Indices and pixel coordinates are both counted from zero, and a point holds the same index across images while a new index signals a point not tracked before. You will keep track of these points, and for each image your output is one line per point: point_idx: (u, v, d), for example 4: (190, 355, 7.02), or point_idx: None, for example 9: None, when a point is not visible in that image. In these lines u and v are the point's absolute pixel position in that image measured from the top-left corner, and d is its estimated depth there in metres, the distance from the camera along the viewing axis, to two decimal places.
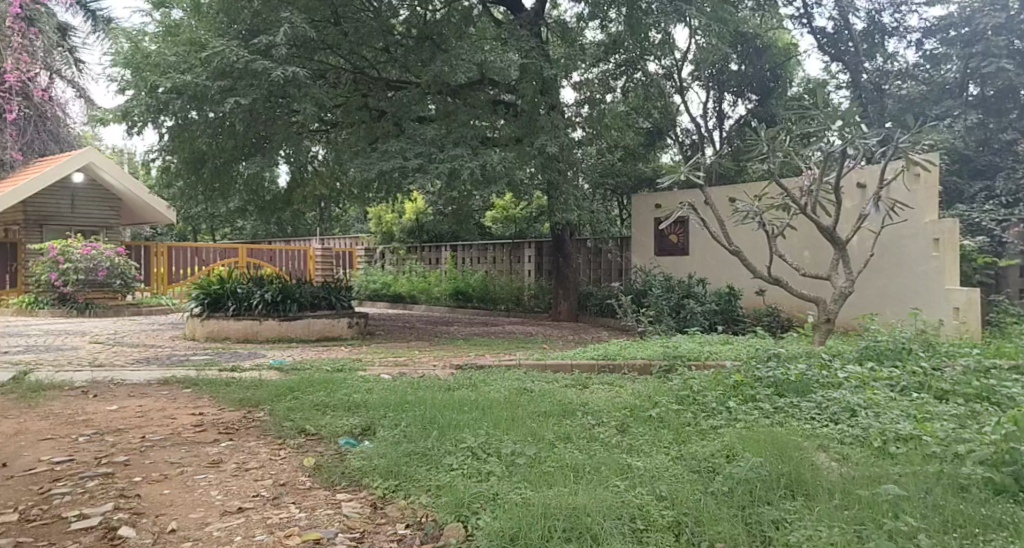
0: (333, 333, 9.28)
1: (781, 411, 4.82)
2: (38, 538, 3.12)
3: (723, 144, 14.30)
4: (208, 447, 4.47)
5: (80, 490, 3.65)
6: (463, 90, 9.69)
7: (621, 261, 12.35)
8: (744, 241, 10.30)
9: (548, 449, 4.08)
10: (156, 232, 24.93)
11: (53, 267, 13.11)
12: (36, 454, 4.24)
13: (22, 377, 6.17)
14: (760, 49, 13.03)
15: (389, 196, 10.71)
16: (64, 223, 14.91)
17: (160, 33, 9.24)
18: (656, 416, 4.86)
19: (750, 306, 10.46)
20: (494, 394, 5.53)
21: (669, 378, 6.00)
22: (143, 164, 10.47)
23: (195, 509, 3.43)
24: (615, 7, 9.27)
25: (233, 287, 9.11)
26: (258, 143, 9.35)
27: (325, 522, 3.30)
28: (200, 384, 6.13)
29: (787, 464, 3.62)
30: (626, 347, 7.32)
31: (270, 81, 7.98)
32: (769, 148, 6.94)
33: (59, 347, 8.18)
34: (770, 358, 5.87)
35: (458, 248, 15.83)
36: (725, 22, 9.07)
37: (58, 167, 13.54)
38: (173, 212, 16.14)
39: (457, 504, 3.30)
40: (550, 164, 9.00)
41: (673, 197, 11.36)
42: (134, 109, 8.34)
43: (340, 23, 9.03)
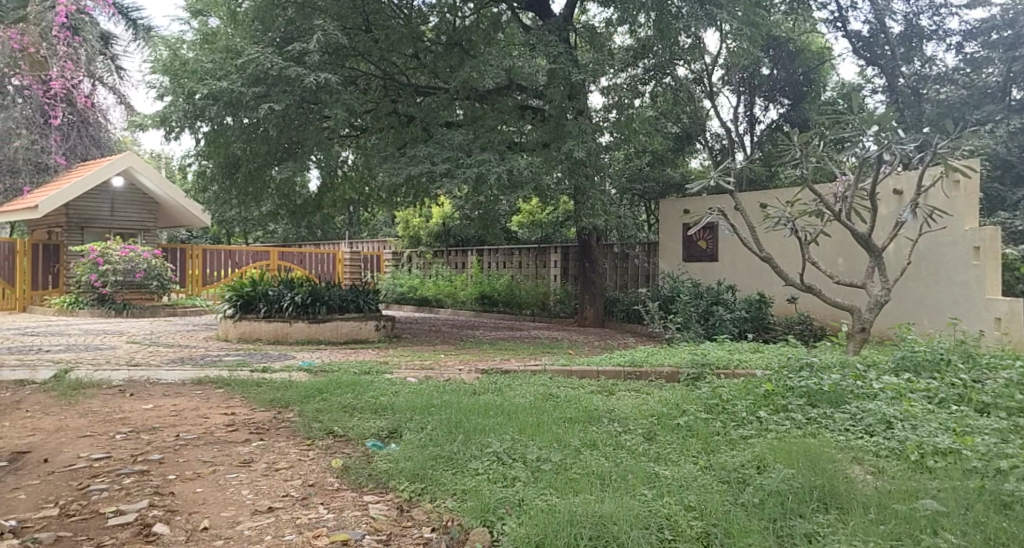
0: (360, 335, 9.37)
1: (813, 421, 4.73)
2: (76, 534, 3.20)
3: (753, 149, 14.12)
4: (238, 446, 4.55)
5: (116, 486, 3.73)
6: (490, 96, 9.81)
7: (648, 267, 12.28)
8: (776, 248, 10.14)
9: (574, 456, 4.07)
10: (191, 235, 25.48)
11: (93, 268, 13.48)
12: (75, 451, 4.36)
13: (62, 376, 6.35)
14: (791, 54, 12.89)
15: (417, 200, 10.81)
16: (104, 225, 15.32)
17: (198, 41, 9.48)
18: (683, 424, 4.81)
19: (782, 314, 10.30)
20: (519, 400, 5.51)
21: (697, 386, 5.93)
22: (180, 168, 10.72)
23: (226, 508, 3.48)
24: (644, 12, 9.02)
25: (264, 289, 9.27)
26: (289, 148, 9.55)
27: (353, 524, 3.33)
28: (232, 384, 6.24)
29: (820, 475, 3.55)
30: (653, 354, 7.26)
31: (304, 87, 8.12)
32: (802, 153, 6.78)
33: (98, 347, 8.41)
34: (802, 368, 5.74)
35: (485, 252, 15.88)
36: (756, 26, 8.97)
37: (100, 170, 13.94)
38: (207, 215, 16.47)
39: (482, 509, 3.30)
40: (577, 169, 8.91)
41: (702, 203, 11.23)
42: (172, 115, 8.54)
43: (371, 30, 9.28)
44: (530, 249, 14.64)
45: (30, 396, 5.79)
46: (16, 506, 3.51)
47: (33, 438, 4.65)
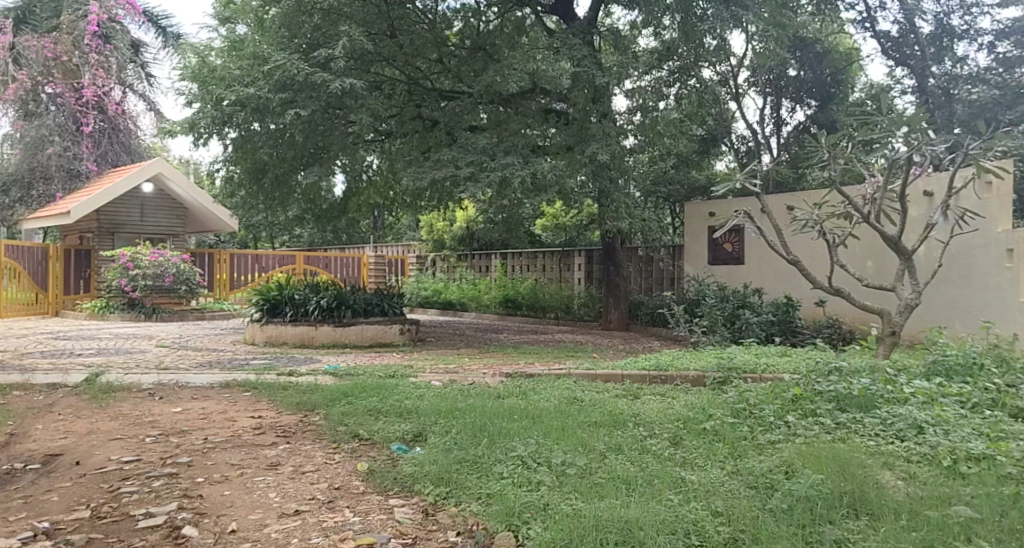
0: (384, 339, 9.42)
1: (843, 427, 4.66)
2: (107, 535, 3.23)
3: (780, 151, 13.99)
4: (266, 449, 4.58)
5: (146, 489, 3.77)
6: (514, 100, 9.86)
7: (673, 270, 12.20)
8: (803, 251, 10.06)
9: (599, 460, 4.04)
10: (219, 240, 25.81)
11: (123, 273, 13.65)
12: (106, 454, 4.42)
13: (94, 379, 6.44)
14: (819, 54, 12.78)
15: (440, 205, 10.85)
16: (134, 231, 15.52)
17: (225, 49, 9.64)
18: (710, 429, 4.77)
19: (810, 318, 10.22)
20: (544, 404, 5.51)
21: (723, 390, 5.88)
22: (208, 174, 10.86)
23: (254, 511, 3.50)
24: (668, 14, 9.20)
25: (291, 293, 9.34)
26: (315, 153, 9.63)
27: (379, 527, 3.34)
28: (259, 389, 6.29)
29: (850, 482, 3.49)
30: (678, 358, 7.21)
31: (329, 92, 8.18)
32: (830, 155, 6.70)
33: (128, 351, 8.53)
34: (830, 373, 5.65)
35: (508, 256, 15.91)
36: (783, 27, 8.91)
37: (130, 177, 14.18)
38: (235, 220, 16.64)
39: (507, 512, 3.29)
40: (601, 172, 8.90)
41: (728, 205, 11.15)
42: (200, 121, 8.66)
43: (396, 35, 9.37)
44: (553, 253, 14.64)
45: (63, 398, 5.89)
46: (49, 508, 3.55)
47: (66, 440, 4.72)
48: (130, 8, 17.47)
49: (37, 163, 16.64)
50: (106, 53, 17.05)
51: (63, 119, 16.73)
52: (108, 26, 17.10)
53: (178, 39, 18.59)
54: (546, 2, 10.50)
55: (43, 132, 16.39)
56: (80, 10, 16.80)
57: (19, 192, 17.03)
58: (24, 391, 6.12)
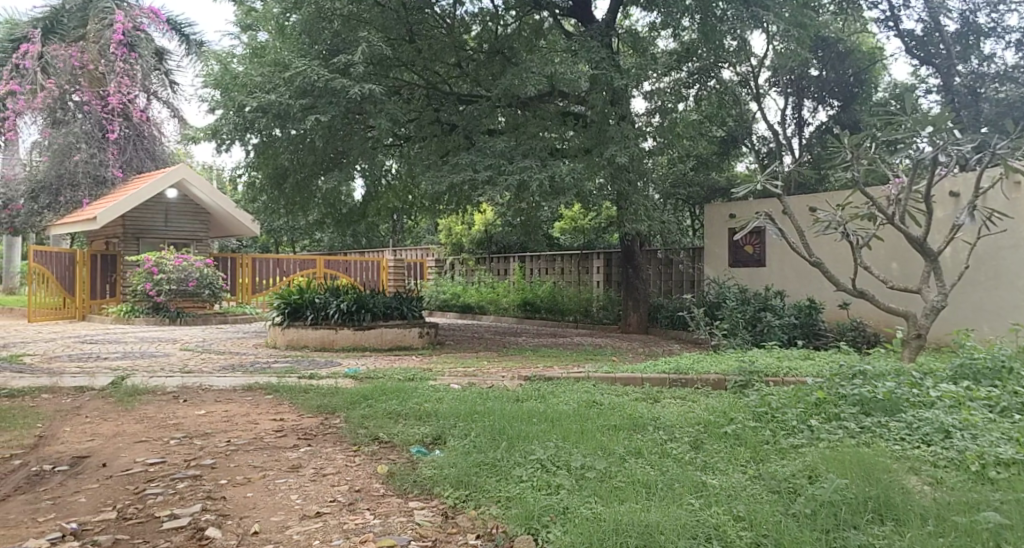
0: (404, 342, 9.47)
1: (868, 430, 4.59)
2: (133, 536, 3.28)
3: (802, 152, 13.85)
4: (288, 452, 4.62)
5: (171, 490, 3.83)
6: (532, 103, 9.86)
7: (693, 272, 12.12)
8: (826, 253, 9.95)
9: (619, 464, 4.02)
10: (241, 244, 26.15)
11: (148, 277, 13.85)
12: (132, 455, 4.49)
13: (120, 382, 6.55)
14: (842, 54, 12.62)
15: (459, 208, 10.89)
16: (158, 236, 15.73)
17: (247, 55, 9.76)
18: (731, 432, 4.73)
19: (833, 320, 10.11)
20: (563, 407, 5.50)
21: (745, 394, 5.82)
22: (230, 179, 10.97)
23: (276, 513, 3.54)
24: (688, 15, 9.16)
25: (312, 297, 9.41)
26: (336, 158, 9.71)
27: (399, 529, 3.35)
28: (281, 391, 6.35)
29: (875, 486, 3.44)
30: (698, 361, 7.15)
31: (349, 98, 8.26)
32: (853, 156, 6.62)
33: (152, 354, 8.65)
34: (855, 376, 5.57)
35: (527, 259, 15.91)
36: (805, 27, 8.82)
37: (155, 184, 14.42)
38: (257, 225, 16.73)
39: (526, 516, 3.28)
40: (620, 175, 8.88)
41: (749, 207, 11.07)
42: (223, 127, 8.76)
43: (415, 41, 9.47)
44: (572, 255, 14.61)
45: (90, 401, 5.99)
46: (77, 509, 3.61)
47: (93, 442, 4.80)
48: (153, 16, 17.78)
49: (65, 171, 16.82)
50: (131, 62, 17.38)
51: (89, 127, 17.00)
52: (133, 34, 17.36)
53: (201, 47, 18.89)
54: (564, 5, 10.54)
55: (70, 139, 16.63)
56: (106, 19, 17.12)
57: (47, 199, 17.16)
58: (52, 394, 6.23)
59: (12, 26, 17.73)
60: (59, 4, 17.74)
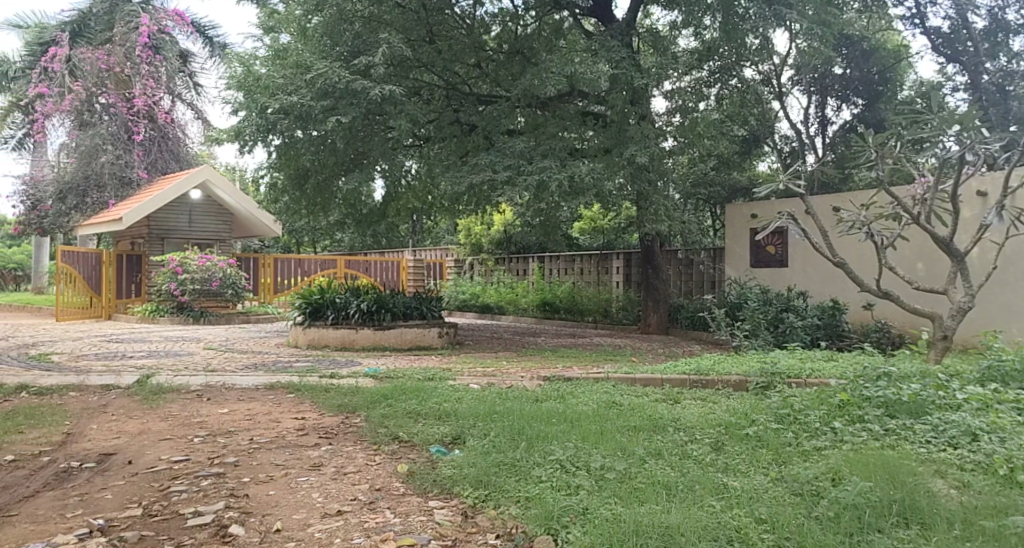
0: (424, 342, 9.51)
1: (892, 433, 4.52)
2: (158, 533, 3.32)
3: (825, 151, 13.69)
4: (310, 450, 4.66)
5: (195, 488, 3.87)
6: (551, 103, 9.88)
7: (714, 273, 12.03)
8: (850, 253, 9.84)
9: (639, 465, 4.01)
10: (263, 245, 26.42)
11: (172, 277, 14.06)
12: (156, 453, 4.55)
13: (145, 381, 6.64)
14: (866, 52, 12.48)
15: (478, 208, 10.92)
16: (182, 236, 15.93)
17: (270, 57, 9.87)
18: (753, 434, 4.68)
19: (857, 321, 9.99)
20: (583, 407, 5.49)
21: (767, 395, 5.77)
22: (253, 180, 11.08)
23: (297, 511, 3.57)
24: (710, 13, 9.17)
25: (332, 297, 9.49)
26: (356, 159, 9.77)
27: (419, 528, 3.36)
28: (302, 390, 6.40)
29: (900, 489, 3.39)
30: (719, 363, 7.08)
31: (369, 99, 8.34)
32: (877, 155, 6.54)
33: (177, 353, 8.77)
34: (880, 377, 5.49)
35: (546, 259, 15.89)
36: (828, 25, 8.75)
37: (179, 185, 14.62)
38: (278, 225, 16.87)
39: (546, 516, 3.28)
40: (640, 175, 8.81)
41: (771, 206, 10.97)
42: (245, 129, 8.85)
43: (435, 41, 9.52)
44: (592, 256, 14.58)
45: (116, 400, 6.07)
46: (103, 505, 3.66)
47: (118, 440, 4.87)
48: (178, 19, 18.16)
49: (91, 172, 17.05)
50: (156, 64, 17.70)
51: (115, 128, 17.25)
52: (158, 37, 17.70)
53: (224, 49, 19.21)
54: (584, 4, 10.52)
55: (97, 140, 16.86)
56: (132, 22, 17.46)
57: (75, 200, 17.23)
58: (79, 392, 6.33)
59: (40, 30, 18.16)
60: (86, 9, 18.14)
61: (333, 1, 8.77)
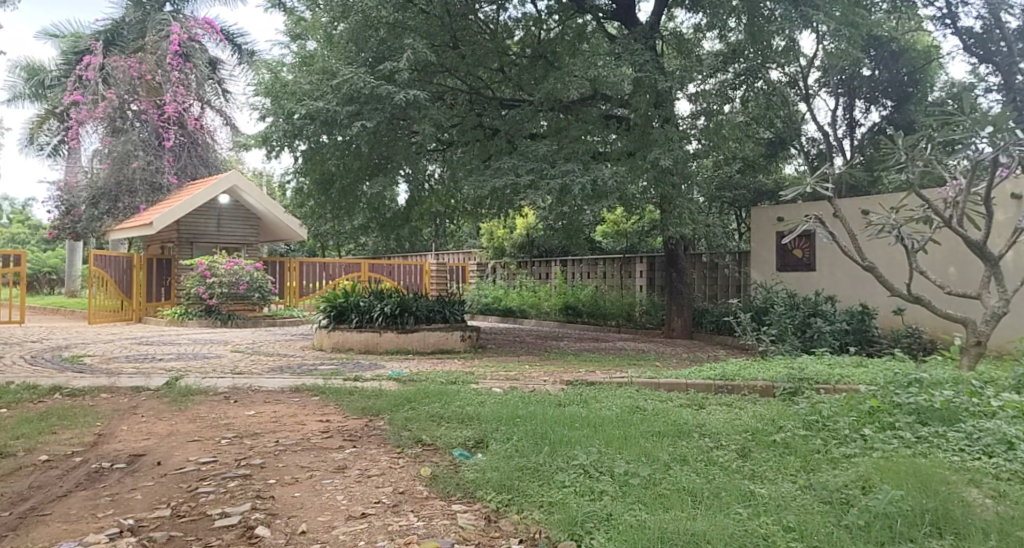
0: (446, 345, 9.54)
1: (924, 441, 4.43)
2: (186, 534, 3.36)
3: (854, 153, 13.52)
4: (334, 453, 4.69)
5: (222, 489, 3.92)
6: (575, 107, 9.90)
7: (739, 277, 11.94)
8: (879, 257, 9.71)
9: (663, 471, 3.98)
10: (290, 249, 26.76)
11: (201, 281, 14.30)
12: (185, 454, 4.62)
13: (174, 382, 6.77)
14: (895, 53, 12.28)
15: (501, 212, 10.95)
16: (211, 241, 16.18)
17: (297, 65, 10.03)
18: (780, 441, 4.62)
19: (887, 326, 9.85)
20: (605, 412, 5.46)
21: (794, 401, 5.69)
22: (279, 186, 11.22)
23: (323, 512, 3.60)
24: (734, 16, 9.06)
25: (356, 300, 9.56)
26: (380, 163, 9.85)
27: (443, 532, 3.35)
28: (327, 393, 6.47)
29: (932, 498, 3.32)
30: (745, 368, 7.00)
31: (394, 104, 8.42)
32: (907, 157, 6.38)
33: (204, 355, 8.90)
34: (910, 384, 5.38)
35: (569, 263, 15.92)
36: (856, 27, 8.67)
37: (207, 190, 14.84)
38: (304, 229, 17.03)
39: (570, 522, 3.26)
40: (663, 178, 8.77)
41: (798, 210, 10.84)
42: (273, 134, 8.99)
43: (458, 46, 9.59)
44: (615, 259, 14.57)
45: (146, 401, 6.18)
46: (132, 506, 3.72)
47: (148, 441, 4.95)
48: (207, 27, 18.48)
49: (123, 178, 17.41)
50: (186, 71, 18.04)
51: (147, 135, 17.61)
52: (188, 45, 18.02)
53: (252, 56, 19.51)
54: (607, 8, 10.47)
55: (128, 146, 17.22)
56: (163, 31, 17.82)
57: (106, 206, 17.59)
58: (111, 394, 6.46)
59: (76, 39, 18.62)
60: (120, 18, 18.57)
61: (358, 8, 8.85)
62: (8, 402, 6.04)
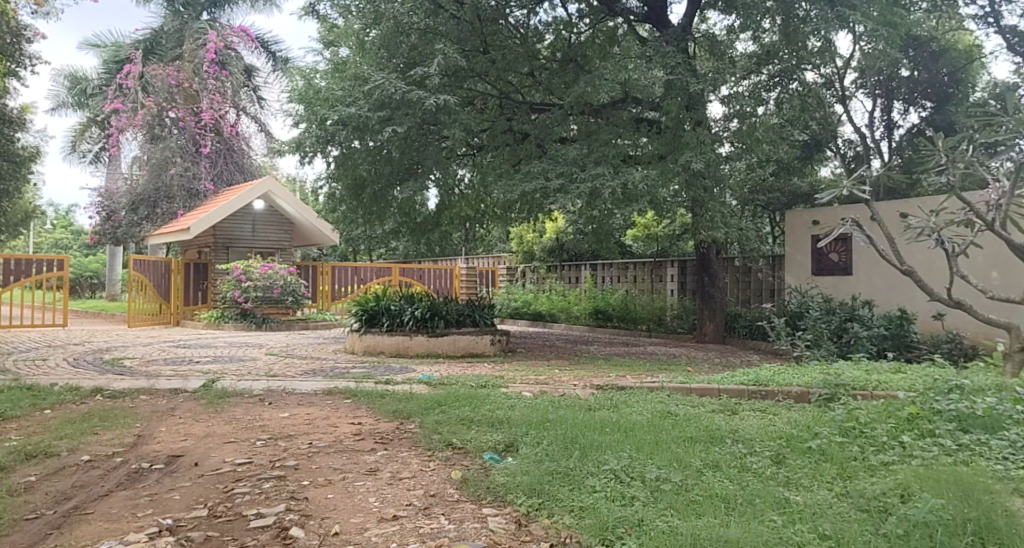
0: (476, 349, 9.58)
1: (966, 449, 4.32)
2: (222, 533, 3.42)
3: (892, 155, 13.26)
4: (366, 455, 4.74)
5: (257, 490, 3.98)
6: (605, 110, 9.87)
7: (774, 281, 11.79)
8: (919, 260, 9.51)
9: (696, 476, 3.94)
10: (322, 253, 27.04)
11: (236, 285, 14.56)
12: (222, 456, 4.69)
13: (210, 385, 6.89)
14: (935, 53, 12.02)
15: (531, 215, 10.96)
16: (246, 245, 16.45)
17: (330, 72, 10.17)
18: (816, 448, 4.53)
19: (926, 332, 9.63)
20: (636, 417, 5.42)
21: (831, 407, 5.58)
22: (312, 192, 11.37)
23: (355, 514, 3.63)
24: (769, 17, 8.95)
25: (387, 304, 9.62)
26: (410, 168, 9.94)
27: (473, 535, 3.35)
28: (359, 396, 6.53)
29: (975, 508, 3.23)
30: (779, 374, 6.90)
31: (424, 109, 8.48)
32: (948, 159, 6.18)
33: (240, 358, 9.05)
34: (951, 390, 5.25)
35: (599, 267, 15.89)
36: (894, 26, 8.52)
37: (242, 196, 15.13)
38: (336, 234, 17.21)
39: (600, 527, 3.24)
40: (695, 181, 8.71)
41: (833, 213, 10.67)
42: (306, 140, 9.12)
43: (488, 51, 9.63)
44: (644, 264, 14.51)
45: (183, 403, 6.30)
46: (171, 505, 3.80)
47: (186, 442, 5.05)
48: (243, 36, 18.90)
49: (161, 184, 17.89)
50: (222, 79, 18.50)
51: (183, 142, 18.07)
52: (224, 53, 18.54)
53: (286, 64, 19.85)
54: (639, 10, 10.43)
55: (167, 153, 17.69)
56: (200, 39, 18.25)
57: (145, 211, 18.08)
58: (149, 395, 6.60)
59: (117, 49, 19.13)
60: (159, 27, 19.01)
61: (390, 13, 8.90)
62: (51, 403, 6.20)
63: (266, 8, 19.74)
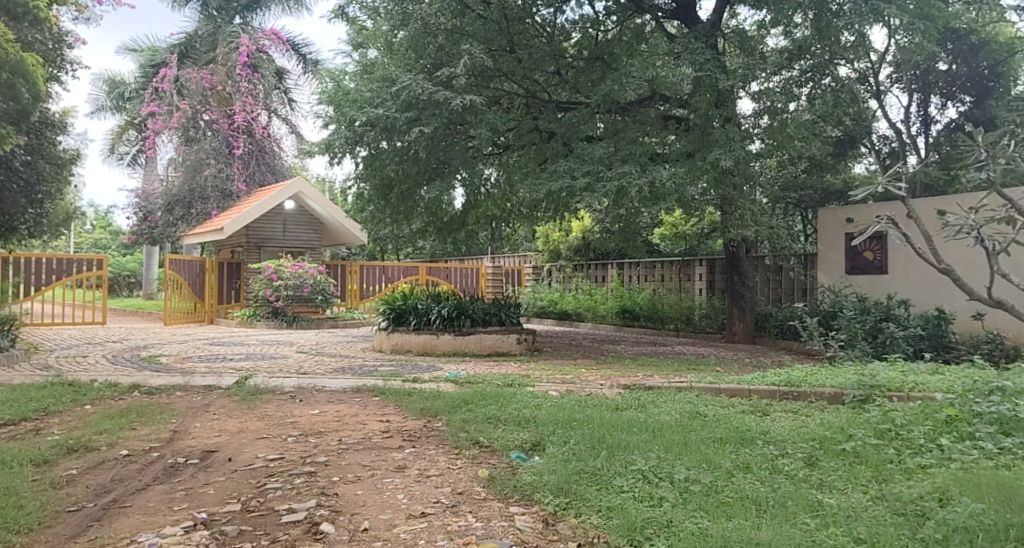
0: (503, 348, 9.59)
1: (1007, 453, 4.20)
2: (255, 528, 3.47)
3: (928, 151, 12.96)
4: (394, 452, 4.76)
5: (289, 486, 4.03)
6: (631, 108, 9.81)
7: (805, 280, 11.63)
8: (957, 258, 9.30)
9: (726, 478, 3.89)
10: (350, 252, 27.27)
11: (268, 284, 14.80)
12: (254, 451, 4.76)
13: (243, 382, 7.00)
14: (974, 46, 11.75)
15: (557, 214, 10.94)
16: (276, 245, 16.63)
17: (359, 73, 10.27)
18: (850, 450, 4.45)
19: (965, 332, 9.42)
20: (664, 417, 5.37)
21: (865, 409, 5.47)
22: (341, 192, 11.47)
23: (384, 511, 3.65)
24: (800, 12, 8.69)
25: (414, 303, 9.68)
26: (437, 168, 9.98)
27: (501, 533, 3.35)
28: (387, 393, 6.58)
29: (1016, 513, 3.15)
30: (811, 374, 6.79)
31: (450, 109, 8.52)
32: (987, 155, 6.01)
33: (272, 356, 9.19)
34: (991, 392, 5.12)
35: (625, 266, 15.79)
36: (932, 18, 8.34)
37: (274, 196, 15.35)
38: (364, 234, 17.35)
39: (629, 528, 3.22)
40: (723, 179, 8.64)
41: (867, 210, 10.48)
42: (336, 141, 9.21)
43: (515, 50, 9.66)
44: (672, 263, 14.39)
45: (217, 400, 6.40)
46: (206, 500, 3.86)
47: (220, 438, 5.14)
48: (274, 38, 19.13)
49: (195, 185, 18.21)
50: (255, 82, 18.78)
51: (217, 143, 18.37)
52: (256, 56, 18.78)
53: (316, 65, 20.05)
54: (666, 7, 10.36)
55: (201, 155, 18.02)
56: (233, 43, 18.60)
57: (180, 211, 18.40)
58: (185, 392, 6.72)
59: (153, 52, 19.50)
60: (193, 31, 19.39)
61: (418, 14, 8.97)
62: (91, 399, 6.36)
63: (297, 9, 19.95)
